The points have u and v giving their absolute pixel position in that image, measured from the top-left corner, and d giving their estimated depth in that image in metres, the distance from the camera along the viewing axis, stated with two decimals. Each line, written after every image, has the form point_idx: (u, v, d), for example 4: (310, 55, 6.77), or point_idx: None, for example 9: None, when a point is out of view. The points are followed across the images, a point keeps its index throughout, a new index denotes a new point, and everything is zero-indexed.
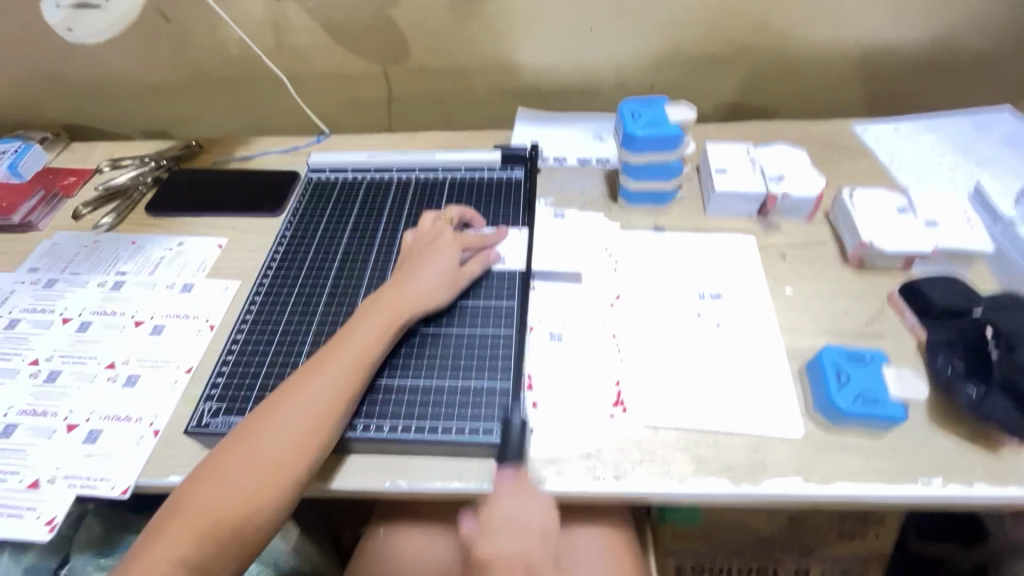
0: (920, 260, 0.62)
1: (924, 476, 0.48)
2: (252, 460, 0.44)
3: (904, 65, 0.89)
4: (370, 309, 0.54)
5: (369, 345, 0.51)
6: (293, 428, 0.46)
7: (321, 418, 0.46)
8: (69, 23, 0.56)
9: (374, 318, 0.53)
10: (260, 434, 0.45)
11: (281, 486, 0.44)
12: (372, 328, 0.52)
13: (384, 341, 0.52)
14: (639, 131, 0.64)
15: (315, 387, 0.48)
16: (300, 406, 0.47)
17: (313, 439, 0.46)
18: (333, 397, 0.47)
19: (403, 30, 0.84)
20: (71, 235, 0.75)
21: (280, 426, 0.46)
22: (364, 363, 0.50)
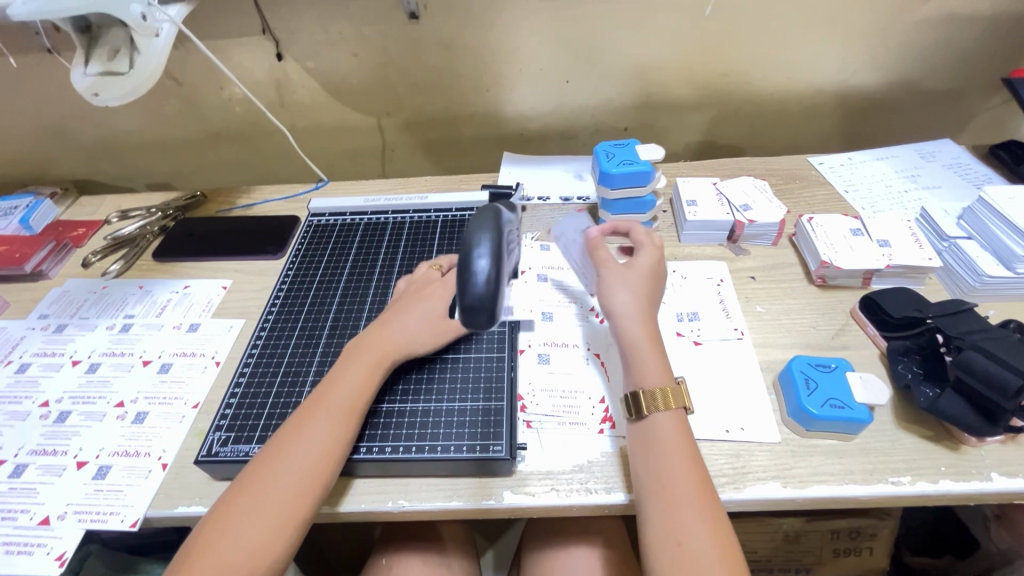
0: (877, 277, 0.67)
1: (893, 476, 0.51)
2: (257, 503, 0.46)
3: (856, 103, 0.97)
4: (358, 353, 0.57)
5: (360, 386, 0.54)
6: (294, 469, 0.48)
7: (321, 457, 0.49)
8: (97, 88, 0.62)
9: (364, 361, 0.56)
10: (263, 479, 0.48)
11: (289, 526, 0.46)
12: (363, 371, 0.55)
13: (374, 381, 0.55)
14: (612, 169, 0.70)
15: (310, 431, 0.50)
16: (298, 448, 0.49)
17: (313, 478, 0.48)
18: (328, 438, 0.50)
19: (396, 85, 0.92)
20: (81, 282, 0.78)
21: (282, 470, 0.48)
22: (358, 402, 0.53)
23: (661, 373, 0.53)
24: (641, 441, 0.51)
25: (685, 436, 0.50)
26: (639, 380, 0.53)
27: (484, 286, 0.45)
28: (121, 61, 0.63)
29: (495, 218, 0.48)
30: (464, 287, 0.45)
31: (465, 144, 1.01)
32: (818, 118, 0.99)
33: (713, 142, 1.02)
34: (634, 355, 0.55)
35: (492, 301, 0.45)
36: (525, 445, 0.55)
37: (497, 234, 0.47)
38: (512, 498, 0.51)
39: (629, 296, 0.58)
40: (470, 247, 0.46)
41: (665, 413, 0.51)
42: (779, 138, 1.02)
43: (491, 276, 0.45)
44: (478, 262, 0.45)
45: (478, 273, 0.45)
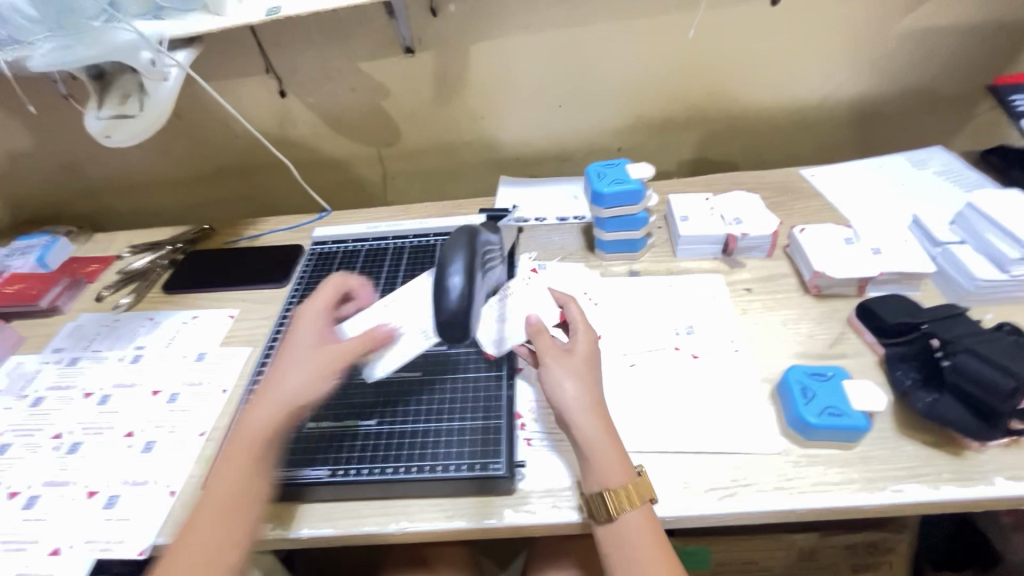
0: (872, 284, 0.68)
1: (896, 484, 0.51)
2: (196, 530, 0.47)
3: (846, 115, 0.99)
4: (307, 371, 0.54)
5: (258, 432, 0.50)
6: (224, 490, 0.48)
7: (227, 513, 0.48)
8: (108, 131, 0.66)
9: (261, 403, 0.52)
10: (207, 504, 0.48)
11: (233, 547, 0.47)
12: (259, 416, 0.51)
13: (273, 423, 0.51)
14: (605, 189, 0.72)
15: (234, 454, 0.50)
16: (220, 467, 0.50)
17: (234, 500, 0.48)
18: (250, 454, 0.50)
19: (394, 116, 0.95)
20: (93, 316, 0.81)
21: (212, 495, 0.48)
22: (256, 446, 0.50)
23: (620, 469, 0.50)
24: (609, 531, 0.49)
25: (651, 525, 0.48)
26: (599, 480, 0.50)
27: (455, 301, 0.50)
28: (131, 105, 0.66)
29: (469, 238, 0.54)
30: (440, 303, 0.51)
31: (463, 169, 1.03)
32: (809, 131, 1.01)
33: (706, 159, 1.04)
34: (593, 453, 0.50)
35: (466, 317, 0.51)
36: (525, 462, 0.55)
37: (469, 256, 0.52)
38: (513, 515, 0.52)
39: (580, 389, 0.53)
40: (444, 266, 0.52)
41: (633, 512, 0.48)
42: (771, 152, 1.04)
43: (463, 293, 0.51)
44: (451, 279, 0.51)
45: (450, 290, 0.51)
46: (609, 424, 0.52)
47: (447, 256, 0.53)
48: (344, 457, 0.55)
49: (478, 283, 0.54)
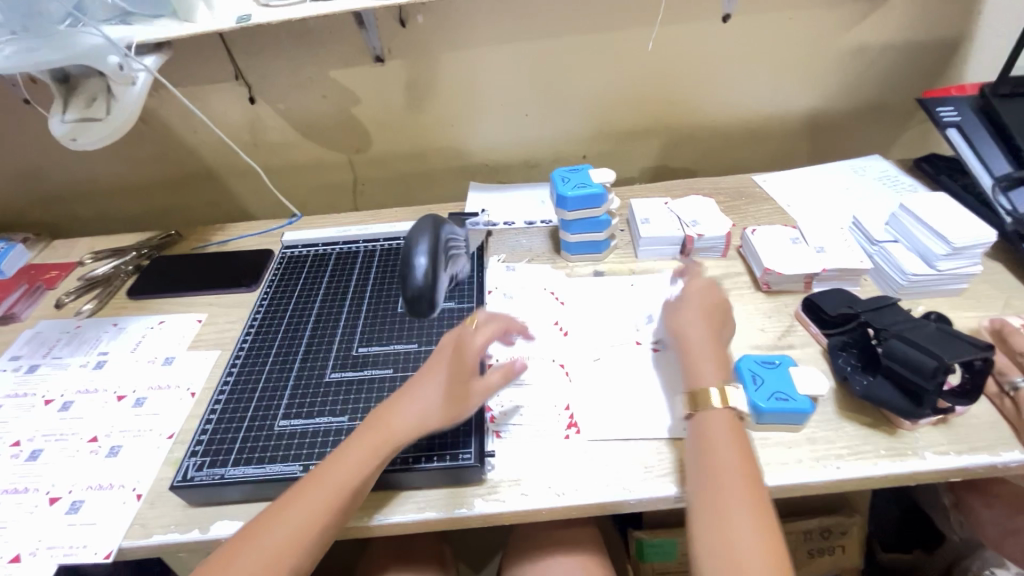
0: (817, 280, 0.73)
1: (838, 461, 0.55)
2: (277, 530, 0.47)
3: (794, 126, 1.05)
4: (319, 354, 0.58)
5: (350, 472, 0.50)
6: (336, 491, 0.49)
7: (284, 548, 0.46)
8: (73, 133, 0.66)
9: (360, 445, 0.52)
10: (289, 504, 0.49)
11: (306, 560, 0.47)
12: (356, 456, 0.51)
13: (368, 471, 0.51)
14: (568, 192, 0.75)
15: (358, 449, 0.51)
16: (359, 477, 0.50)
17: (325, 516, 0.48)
18: (382, 451, 0.51)
19: (365, 123, 0.97)
20: (53, 323, 0.79)
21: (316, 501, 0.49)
22: (347, 492, 0.49)
23: (718, 374, 0.57)
24: (696, 429, 0.54)
25: (736, 434, 0.53)
26: (693, 382, 0.57)
27: (422, 280, 0.48)
28: (98, 108, 0.66)
29: (437, 220, 0.53)
30: (405, 281, 0.49)
31: (434, 176, 1.05)
32: (761, 140, 1.07)
33: (668, 166, 1.09)
34: (694, 356, 0.59)
35: (432, 292, 0.49)
36: (494, 453, 0.57)
37: (434, 233, 0.51)
38: (483, 504, 0.54)
39: (693, 316, 0.62)
40: (410, 247, 0.50)
41: (717, 410, 0.54)
42: (727, 160, 1.10)
43: (429, 270, 0.49)
44: (418, 260, 0.49)
45: (416, 270, 0.48)
46: (722, 351, 0.59)
47: (410, 237, 0.51)
48: (317, 452, 0.56)
49: (443, 272, 0.52)
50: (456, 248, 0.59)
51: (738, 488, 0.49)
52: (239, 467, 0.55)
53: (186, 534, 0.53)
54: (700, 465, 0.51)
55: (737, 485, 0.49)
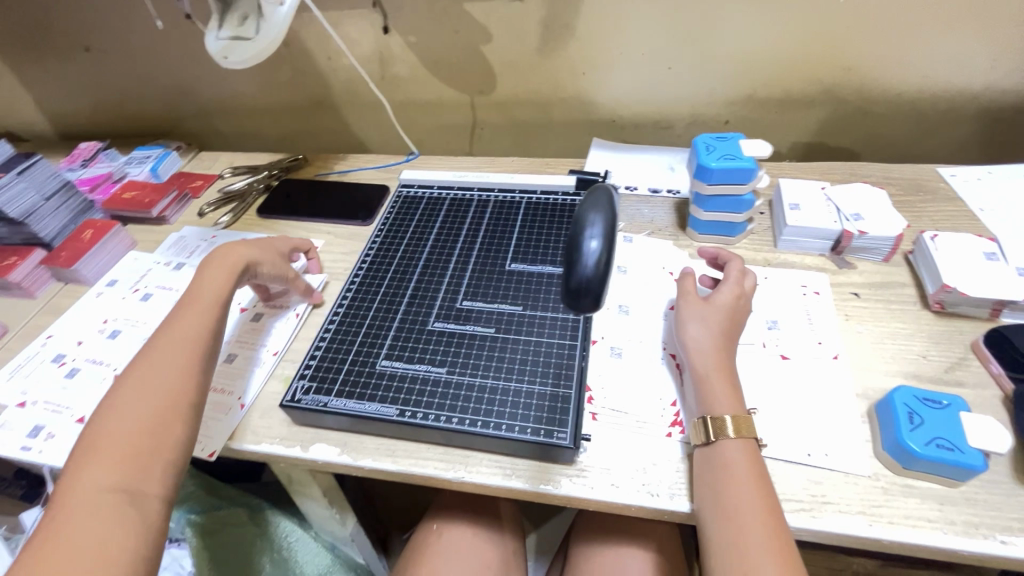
0: (1009, 310, 0.59)
1: (1004, 534, 0.45)
2: (136, 409, 0.48)
3: (1006, 111, 0.85)
4: (213, 263, 0.62)
5: (193, 328, 0.56)
6: (186, 335, 0.55)
7: (170, 385, 0.51)
8: (225, 52, 0.66)
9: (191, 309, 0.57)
10: (131, 388, 0.50)
11: (135, 462, 0.46)
12: (192, 317, 0.57)
13: (209, 320, 0.57)
14: (712, 163, 0.65)
15: (189, 312, 0.57)
16: (157, 383, 0.50)
17: (180, 407, 0.50)
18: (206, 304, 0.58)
19: (493, 63, 0.92)
20: (195, 230, 0.86)
21: (125, 408, 0.49)
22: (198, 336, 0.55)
23: (729, 399, 0.52)
24: (706, 454, 0.50)
25: (752, 459, 0.48)
26: (708, 407, 0.52)
27: (594, 268, 0.41)
28: (250, 27, 0.66)
29: (608, 203, 0.44)
30: (571, 268, 0.42)
31: (555, 127, 0.99)
32: (954, 125, 0.88)
33: (825, 144, 0.94)
34: (705, 382, 0.53)
35: (604, 288, 0.41)
36: (589, 436, 0.54)
37: (608, 217, 0.43)
38: (570, 486, 0.51)
39: (703, 330, 0.56)
40: (580, 229, 0.43)
41: (733, 439, 0.49)
42: (900, 144, 0.92)
43: (601, 259, 0.41)
44: (588, 243, 0.42)
45: (587, 254, 0.41)
46: (731, 367, 0.54)
47: (580, 219, 0.43)
48: (413, 400, 0.56)
49: None
50: None
51: (752, 512, 0.45)
52: (300, 377, 0.59)
53: (260, 442, 0.58)
54: (709, 490, 0.47)
55: (753, 515, 0.45)
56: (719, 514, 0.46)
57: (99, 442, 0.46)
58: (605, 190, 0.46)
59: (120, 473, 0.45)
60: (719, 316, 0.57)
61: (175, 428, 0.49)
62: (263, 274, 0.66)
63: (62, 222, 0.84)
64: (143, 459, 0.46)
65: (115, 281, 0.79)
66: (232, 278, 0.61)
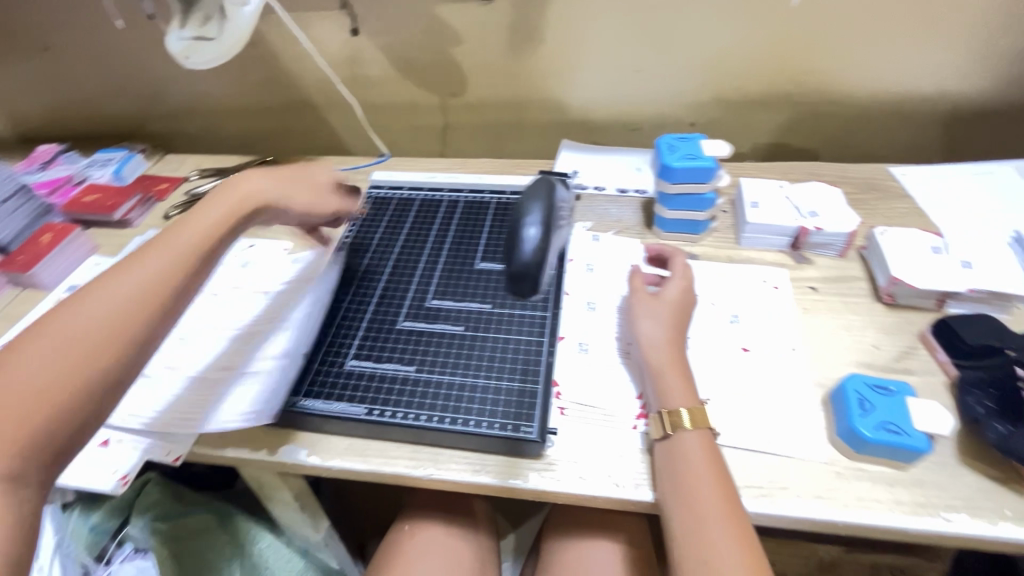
0: (954, 300, 0.62)
1: (948, 512, 0.48)
2: (37, 378, 0.39)
3: (953, 113, 0.90)
4: (212, 199, 0.53)
5: (148, 277, 0.46)
6: (138, 285, 0.45)
7: (92, 350, 0.41)
8: (187, 52, 0.66)
9: (164, 254, 0.47)
10: (43, 346, 0.40)
11: (16, 441, 0.37)
12: (158, 265, 0.47)
13: (177, 272, 0.47)
14: (675, 163, 0.68)
15: (151, 257, 0.47)
16: (63, 351, 0.40)
17: (98, 385, 0.41)
18: (176, 251, 0.48)
19: (463, 65, 0.93)
20: (160, 233, 0.85)
21: (15, 372, 0.39)
22: (153, 290, 0.45)
23: (683, 392, 0.53)
24: (665, 448, 0.51)
25: (710, 450, 0.50)
26: (662, 401, 0.53)
27: (531, 254, 0.51)
28: (211, 27, 0.65)
29: (548, 198, 0.55)
30: (513, 253, 0.52)
31: (526, 129, 1.01)
32: (906, 127, 0.92)
33: (786, 145, 0.97)
34: (658, 377, 0.55)
35: (539, 266, 0.51)
36: (557, 430, 0.55)
37: (546, 209, 0.54)
38: (538, 480, 0.52)
39: (655, 326, 0.58)
40: (521, 218, 0.53)
41: (690, 432, 0.51)
42: (856, 145, 0.96)
43: (537, 244, 0.51)
44: (528, 231, 0.52)
45: (525, 241, 0.51)
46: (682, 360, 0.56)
47: (524, 211, 0.54)
48: (381, 398, 0.56)
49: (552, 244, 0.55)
50: (564, 220, 0.60)
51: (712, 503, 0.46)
52: (275, 365, 0.59)
53: (227, 423, 0.54)
54: (671, 483, 0.49)
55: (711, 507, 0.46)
56: (680, 504, 0.47)
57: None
58: (547, 182, 0.58)
59: (18, 462, 0.37)
60: (668, 312, 0.59)
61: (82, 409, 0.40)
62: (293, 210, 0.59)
63: (19, 226, 0.82)
64: (22, 441, 0.37)
65: (75, 287, 0.77)
66: (231, 220, 0.52)
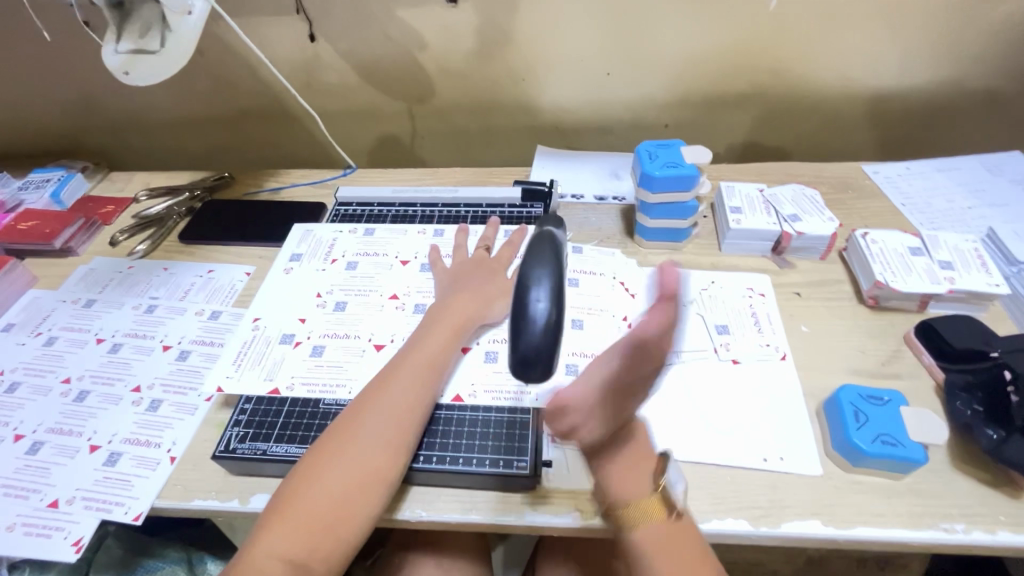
0: (935, 301, 0.63)
1: (946, 522, 0.47)
2: (327, 507, 0.44)
3: (918, 109, 0.91)
4: (436, 318, 0.57)
5: (404, 403, 0.50)
6: (397, 407, 0.50)
7: (358, 482, 0.46)
8: (127, 66, 0.59)
9: (415, 373, 0.52)
10: (330, 458, 0.46)
11: (318, 538, 0.43)
12: (411, 385, 0.51)
13: (425, 393, 0.51)
14: (655, 172, 0.66)
15: (404, 377, 0.52)
16: (360, 451, 0.47)
17: (353, 517, 0.45)
18: (428, 374, 0.53)
19: (429, 71, 0.89)
20: (107, 261, 0.78)
21: (328, 470, 0.46)
22: (408, 412, 0.50)
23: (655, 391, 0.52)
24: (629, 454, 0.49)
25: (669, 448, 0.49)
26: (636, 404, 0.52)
27: (541, 334, 0.41)
28: (153, 39, 0.58)
29: (552, 250, 0.44)
30: (519, 336, 0.42)
31: (497, 135, 0.97)
32: (873, 123, 0.94)
33: (759, 144, 0.97)
34: None
35: (550, 353, 0.42)
36: (551, 461, 0.53)
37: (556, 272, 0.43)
38: (534, 516, 0.49)
39: None
40: (526, 285, 0.43)
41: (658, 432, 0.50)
42: (826, 142, 0.97)
43: (549, 321, 0.42)
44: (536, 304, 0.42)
45: (535, 317, 0.41)
46: None
47: (528, 272, 0.43)
48: None
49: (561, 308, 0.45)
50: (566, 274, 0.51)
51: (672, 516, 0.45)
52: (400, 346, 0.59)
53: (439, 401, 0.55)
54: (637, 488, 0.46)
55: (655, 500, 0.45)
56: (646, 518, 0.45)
57: (291, 502, 0.44)
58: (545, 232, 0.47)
59: None
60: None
61: (345, 543, 0.44)
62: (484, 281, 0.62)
63: None
64: (329, 536, 0.44)
65: (11, 326, 0.70)
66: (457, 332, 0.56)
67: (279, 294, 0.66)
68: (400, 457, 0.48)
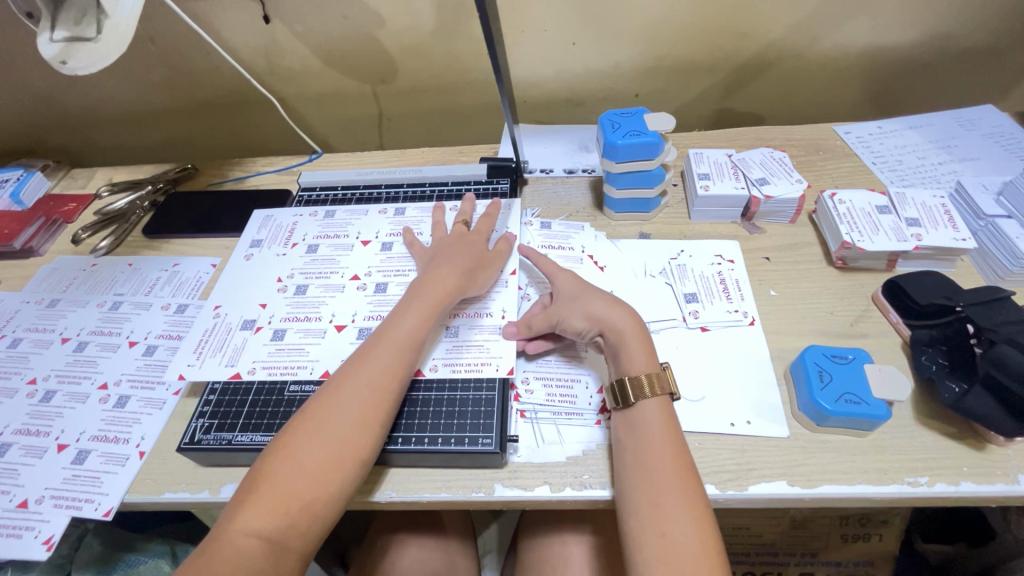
0: (903, 259, 0.63)
1: (910, 476, 0.48)
2: (301, 484, 0.43)
3: (891, 65, 0.90)
4: (414, 291, 0.56)
5: (382, 379, 0.49)
6: (374, 383, 0.49)
7: (333, 458, 0.44)
8: (64, 56, 0.57)
9: (393, 348, 0.51)
10: (305, 435, 0.45)
11: (294, 515, 0.42)
12: (389, 362, 0.50)
13: (403, 370, 0.51)
14: (618, 141, 0.64)
15: (382, 352, 0.51)
16: (335, 428, 0.46)
17: (325, 493, 0.44)
18: (406, 350, 0.52)
19: (391, 49, 0.86)
20: (71, 259, 0.77)
21: (304, 448, 0.45)
22: (387, 387, 0.49)
23: (646, 359, 0.51)
24: (625, 420, 0.49)
25: (669, 419, 0.48)
26: (624, 371, 0.51)
27: None
28: (89, 26, 0.56)
29: None
30: None
31: (465, 112, 0.96)
32: (845, 82, 0.92)
33: (731, 109, 0.96)
34: (620, 345, 0.52)
35: None
36: (518, 436, 0.52)
37: None
38: (503, 490, 0.49)
39: (599, 302, 0.55)
40: None
41: (650, 399, 0.48)
42: (799, 104, 0.96)
43: None
44: None
45: None
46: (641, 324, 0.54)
47: None
48: None
49: None
50: None
51: (675, 490, 0.43)
52: (365, 325, 0.59)
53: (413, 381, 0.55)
54: (631, 453, 0.47)
55: (676, 485, 0.43)
56: (646, 489, 0.44)
57: (265, 479, 0.43)
58: None
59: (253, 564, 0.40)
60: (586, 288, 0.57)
61: (317, 519, 0.43)
62: (465, 256, 0.60)
63: None
64: (307, 512, 0.43)
65: None
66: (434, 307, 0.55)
67: (238, 282, 0.65)
68: (376, 434, 0.47)
